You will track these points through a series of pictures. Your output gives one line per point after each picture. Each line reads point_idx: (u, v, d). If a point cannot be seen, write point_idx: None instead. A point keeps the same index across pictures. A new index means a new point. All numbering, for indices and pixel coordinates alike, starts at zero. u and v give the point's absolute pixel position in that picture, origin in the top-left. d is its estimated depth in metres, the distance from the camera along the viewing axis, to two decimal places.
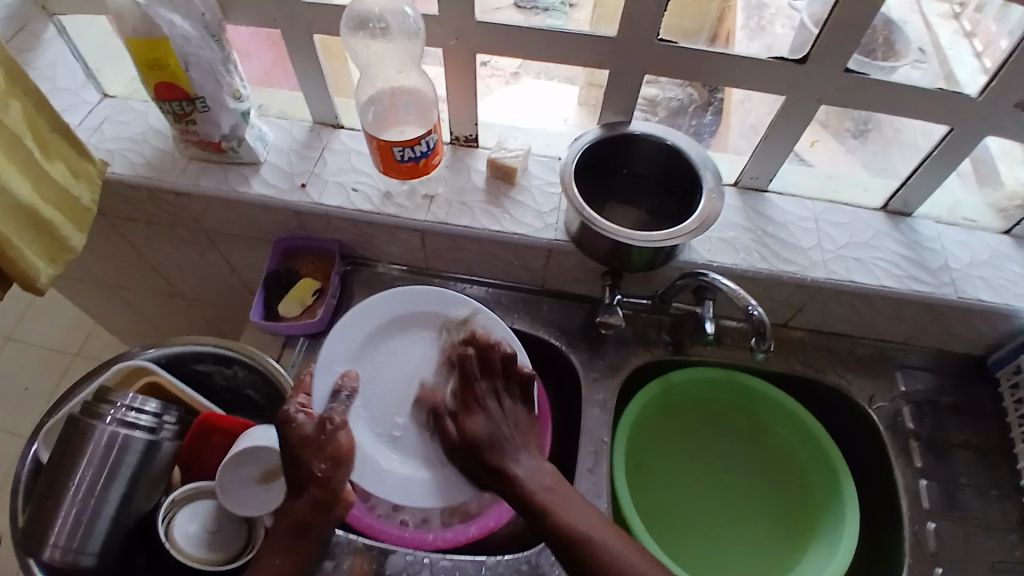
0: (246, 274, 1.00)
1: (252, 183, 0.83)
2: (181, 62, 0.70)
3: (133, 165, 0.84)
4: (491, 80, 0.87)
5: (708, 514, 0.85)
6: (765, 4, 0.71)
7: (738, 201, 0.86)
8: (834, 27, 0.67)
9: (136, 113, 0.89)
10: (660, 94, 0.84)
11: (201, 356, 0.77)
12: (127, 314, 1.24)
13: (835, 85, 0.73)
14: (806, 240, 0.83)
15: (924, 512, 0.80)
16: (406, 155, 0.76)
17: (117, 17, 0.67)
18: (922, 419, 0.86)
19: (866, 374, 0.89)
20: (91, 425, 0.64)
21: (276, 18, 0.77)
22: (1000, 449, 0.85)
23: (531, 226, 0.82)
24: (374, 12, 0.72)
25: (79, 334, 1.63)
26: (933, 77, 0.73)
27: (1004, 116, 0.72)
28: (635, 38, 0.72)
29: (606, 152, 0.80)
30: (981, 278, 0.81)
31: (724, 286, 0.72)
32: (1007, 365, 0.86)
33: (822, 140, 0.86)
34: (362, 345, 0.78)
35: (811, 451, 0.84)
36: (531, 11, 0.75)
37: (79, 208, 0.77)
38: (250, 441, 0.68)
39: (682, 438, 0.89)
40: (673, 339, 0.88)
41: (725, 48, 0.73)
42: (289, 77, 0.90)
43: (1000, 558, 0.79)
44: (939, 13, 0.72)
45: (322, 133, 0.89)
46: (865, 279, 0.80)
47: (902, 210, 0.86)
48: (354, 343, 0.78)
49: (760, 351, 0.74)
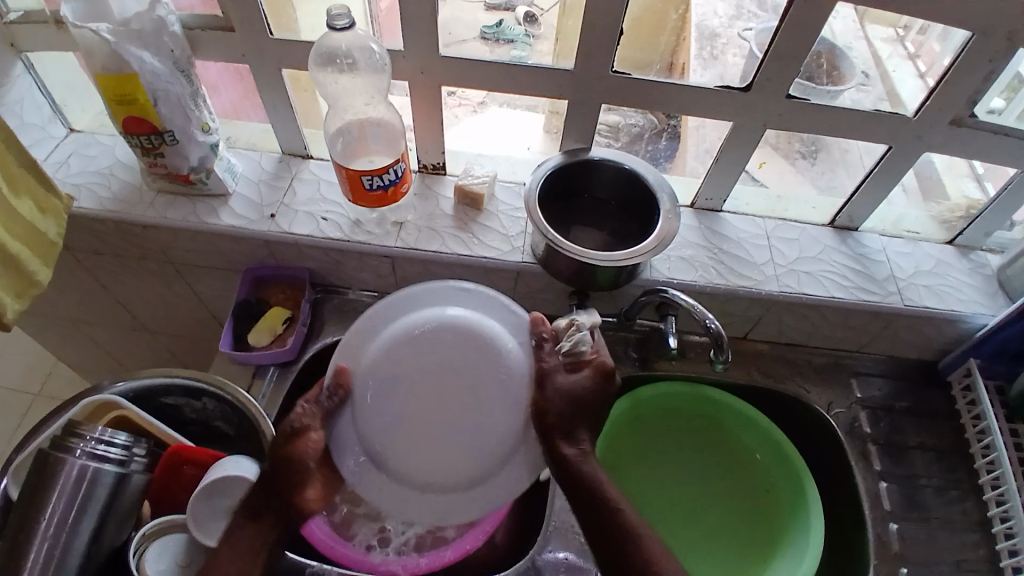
0: (215, 305, 1.00)
1: (220, 215, 0.84)
2: (150, 97, 0.72)
3: (100, 198, 0.84)
4: (458, 110, 0.90)
5: (678, 522, 0.87)
6: (717, 34, 0.77)
7: (695, 221, 0.90)
8: (779, 55, 0.71)
9: (103, 147, 0.90)
10: (622, 120, 0.89)
11: (171, 389, 0.76)
12: (90, 350, 1.21)
13: (779, 111, 0.78)
14: (759, 256, 0.87)
15: (886, 515, 0.83)
16: (375, 184, 0.78)
17: (87, 54, 0.68)
18: (878, 423, 0.90)
19: (823, 382, 0.92)
20: (61, 458, 0.63)
21: (245, 54, 0.79)
22: (956, 449, 0.88)
23: (498, 249, 0.84)
24: (342, 47, 0.75)
25: (40, 373, 1.58)
26: (877, 98, 0.78)
27: (937, 134, 0.78)
28: (592, 69, 0.76)
29: (569, 178, 0.84)
30: (925, 286, 0.86)
31: (683, 302, 0.75)
32: (957, 369, 0.90)
33: (771, 161, 0.92)
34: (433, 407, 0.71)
35: (777, 458, 0.86)
36: (495, 43, 0.79)
37: (46, 242, 0.77)
38: (221, 471, 0.68)
39: (650, 450, 0.91)
40: (639, 355, 0.91)
41: (680, 79, 0.78)
42: (257, 109, 0.92)
43: (963, 555, 0.81)
44: (882, 37, 0.78)
45: (291, 163, 0.91)
46: (816, 290, 0.84)
47: (847, 225, 0.91)
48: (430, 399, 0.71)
49: (719, 363, 0.76)
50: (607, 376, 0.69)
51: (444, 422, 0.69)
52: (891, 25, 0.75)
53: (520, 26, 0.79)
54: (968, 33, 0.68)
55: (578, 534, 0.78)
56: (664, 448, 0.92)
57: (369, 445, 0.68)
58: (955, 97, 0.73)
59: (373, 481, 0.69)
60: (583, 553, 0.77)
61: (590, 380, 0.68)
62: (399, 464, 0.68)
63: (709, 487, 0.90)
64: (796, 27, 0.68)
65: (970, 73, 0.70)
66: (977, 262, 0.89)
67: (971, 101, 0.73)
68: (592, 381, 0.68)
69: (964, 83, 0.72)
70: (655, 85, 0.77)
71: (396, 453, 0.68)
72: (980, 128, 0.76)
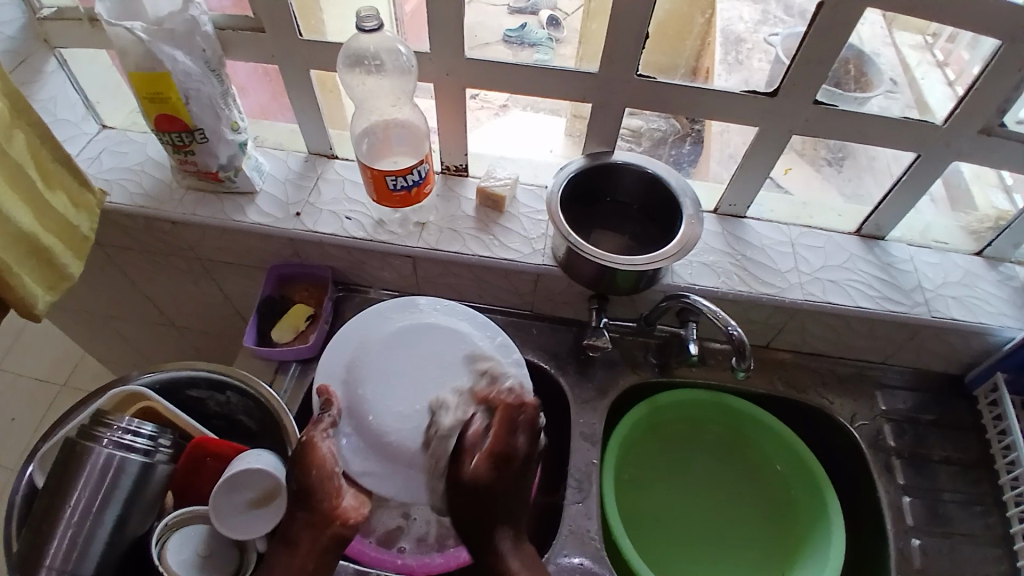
0: (238, 301, 1.01)
1: (247, 212, 0.86)
2: (182, 96, 0.73)
3: (131, 195, 0.86)
4: (481, 113, 0.91)
5: (692, 531, 0.86)
6: (743, 39, 0.76)
7: (717, 226, 0.90)
8: (806, 60, 0.71)
9: (134, 144, 0.92)
10: (643, 125, 0.88)
11: (196, 381, 0.78)
12: (117, 343, 1.24)
13: (804, 117, 0.77)
14: (782, 263, 0.86)
15: (908, 529, 0.82)
16: (399, 184, 0.78)
17: (122, 52, 0.70)
18: (902, 436, 0.88)
19: (846, 393, 0.91)
20: (88, 447, 0.64)
21: (273, 54, 0.80)
22: (983, 465, 0.87)
23: (519, 251, 0.84)
24: (369, 50, 0.76)
25: (67, 365, 1.62)
26: (905, 106, 0.77)
27: (968, 142, 0.76)
28: (617, 73, 0.76)
29: (591, 182, 0.84)
30: (954, 297, 0.84)
31: (705, 308, 0.75)
32: (984, 383, 0.88)
33: (796, 167, 0.90)
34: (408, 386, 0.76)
35: (792, 463, 0.85)
36: (519, 46, 0.79)
37: (78, 236, 0.79)
38: (244, 464, 0.68)
39: (665, 457, 0.91)
40: (659, 361, 0.90)
41: (705, 83, 0.77)
42: (284, 110, 0.94)
43: (987, 573, 0.80)
44: (911, 45, 0.76)
45: (317, 163, 0.92)
46: (841, 299, 0.83)
47: (875, 234, 0.89)
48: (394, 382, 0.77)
49: (741, 371, 0.75)
50: (510, 465, 0.65)
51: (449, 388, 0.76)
52: (920, 32, 0.74)
53: (543, 29, 0.79)
54: (996, 42, 0.67)
55: (594, 539, 0.77)
56: (680, 457, 0.91)
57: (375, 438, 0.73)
58: (984, 106, 0.72)
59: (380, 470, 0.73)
60: (599, 558, 0.76)
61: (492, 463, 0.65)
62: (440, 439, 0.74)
63: (726, 497, 0.89)
64: (823, 33, 0.68)
65: (1002, 79, 0.69)
66: (1006, 274, 0.87)
67: (1001, 109, 0.72)
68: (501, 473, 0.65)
69: (995, 91, 0.70)
70: (680, 89, 0.77)
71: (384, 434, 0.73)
72: (1012, 137, 0.75)
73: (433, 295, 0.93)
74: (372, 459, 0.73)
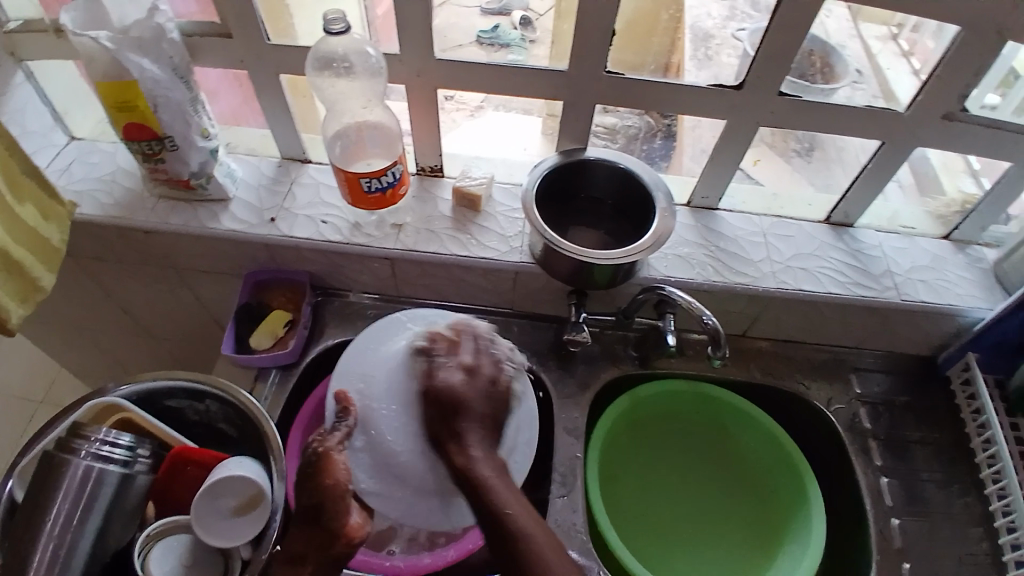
0: (216, 309, 1.01)
1: (220, 219, 0.85)
2: (150, 104, 0.73)
3: (102, 206, 0.85)
4: (457, 114, 0.91)
5: (677, 522, 0.87)
6: (711, 35, 0.77)
7: (691, 219, 0.91)
8: (771, 53, 0.72)
9: (104, 154, 0.91)
10: (618, 122, 0.89)
11: (173, 392, 0.77)
12: (94, 356, 1.22)
13: (771, 109, 0.79)
14: (755, 253, 0.87)
15: (887, 509, 0.84)
16: (373, 186, 0.78)
17: (88, 61, 0.70)
18: (878, 418, 0.90)
19: (823, 379, 0.93)
20: (66, 459, 0.64)
21: (243, 59, 0.79)
22: (957, 445, 0.89)
23: (496, 249, 0.85)
24: (338, 52, 0.75)
25: (44, 380, 1.59)
26: (871, 96, 0.79)
27: (930, 128, 0.78)
28: (587, 71, 0.77)
29: (564, 179, 0.84)
30: (922, 281, 0.86)
31: (681, 299, 0.76)
32: (956, 363, 0.91)
33: (766, 159, 0.92)
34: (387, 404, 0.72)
35: (767, 444, 0.87)
36: (492, 47, 0.80)
37: (50, 247, 0.77)
38: (225, 471, 0.68)
39: (649, 450, 0.92)
40: (638, 354, 0.91)
41: (676, 79, 0.78)
42: (257, 115, 0.93)
43: (965, 549, 0.82)
44: (877, 36, 0.76)
45: (291, 168, 0.92)
46: (813, 286, 0.84)
47: (844, 222, 0.91)
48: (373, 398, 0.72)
49: (716, 359, 0.77)
50: (473, 376, 0.65)
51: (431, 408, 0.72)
52: (884, 23, 0.75)
53: (517, 30, 0.79)
54: (957, 28, 0.69)
55: (581, 532, 0.78)
56: (661, 447, 0.92)
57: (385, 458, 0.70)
58: (945, 93, 0.74)
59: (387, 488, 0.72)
60: (586, 551, 0.77)
61: (459, 376, 0.65)
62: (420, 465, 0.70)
63: (708, 483, 0.90)
64: (786, 25, 0.69)
65: (961, 67, 0.71)
66: (974, 257, 0.90)
67: (961, 96, 0.74)
68: (472, 380, 0.65)
69: (955, 78, 0.72)
70: (649, 85, 0.78)
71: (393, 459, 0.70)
72: (973, 122, 0.77)
73: (412, 296, 0.93)
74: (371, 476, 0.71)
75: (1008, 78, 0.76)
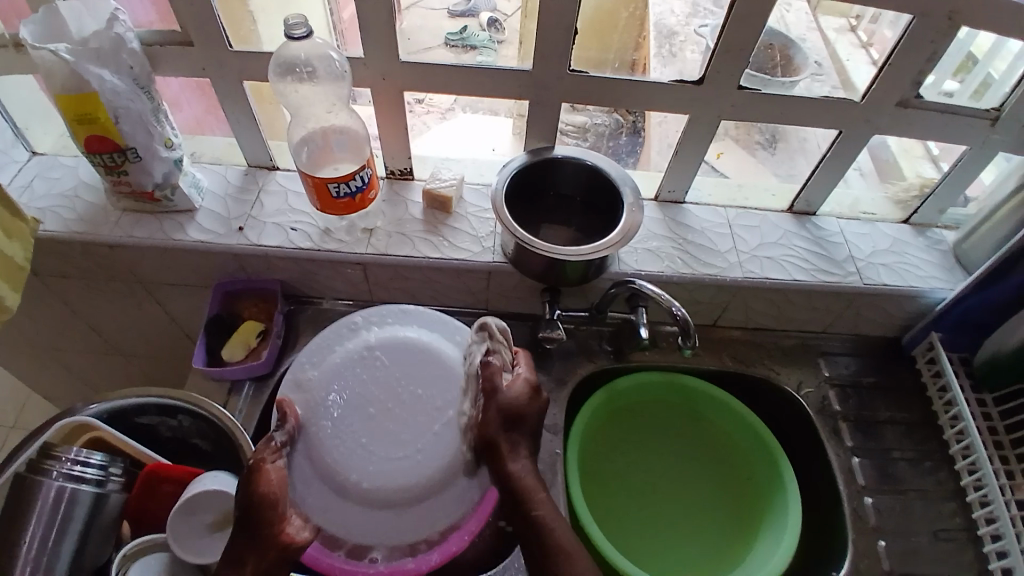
0: (187, 322, 0.99)
1: (187, 230, 0.84)
2: (111, 115, 0.71)
3: (65, 221, 0.83)
4: (428, 118, 0.92)
5: (657, 516, 0.88)
6: (675, 32, 0.79)
7: (658, 213, 0.92)
8: (728, 48, 0.74)
9: (66, 169, 0.89)
10: (589, 121, 0.92)
11: (144, 408, 0.76)
12: (64, 376, 1.20)
13: (732, 102, 0.80)
14: (722, 245, 0.89)
15: (860, 488, 0.86)
16: (342, 192, 0.78)
17: (46, 74, 0.68)
18: (847, 400, 0.93)
19: (792, 364, 0.95)
20: (38, 481, 0.63)
21: (204, 68, 0.79)
22: (925, 422, 0.92)
23: (469, 250, 0.85)
24: (301, 57, 0.75)
25: (14, 403, 1.55)
26: (831, 87, 0.81)
27: (887, 116, 0.81)
28: (550, 70, 0.78)
29: (533, 177, 0.85)
30: (884, 265, 0.89)
31: (651, 292, 0.77)
32: (920, 344, 0.93)
33: (728, 151, 0.96)
34: (356, 421, 0.73)
35: (746, 432, 0.88)
36: (461, 49, 0.80)
37: (13, 267, 0.76)
38: (200, 487, 0.67)
39: (629, 444, 0.93)
40: (613, 347, 0.92)
41: (642, 75, 0.79)
42: (220, 122, 0.94)
43: (939, 524, 0.84)
44: (837, 29, 0.83)
45: (258, 176, 0.91)
46: (779, 275, 0.86)
47: (806, 210, 0.93)
48: (340, 416, 0.74)
49: (688, 348, 0.78)
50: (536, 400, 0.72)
51: (394, 421, 0.73)
52: (842, 14, 0.81)
53: (484, 31, 0.82)
54: (910, 17, 0.71)
55: None
56: (640, 440, 0.93)
57: (337, 480, 0.71)
58: (899, 80, 0.76)
59: (332, 504, 0.71)
60: None
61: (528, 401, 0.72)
62: (378, 486, 0.71)
63: (689, 473, 0.91)
64: (743, 20, 0.71)
65: (914, 55, 0.73)
66: (934, 239, 0.93)
67: (915, 83, 0.77)
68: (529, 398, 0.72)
69: (909, 65, 0.74)
70: (613, 82, 0.79)
71: (342, 467, 0.71)
72: (927, 109, 0.79)
73: (386, 300, 0.93)
74: (329, 497, 0.71)
75: (965, 64, 0.80)
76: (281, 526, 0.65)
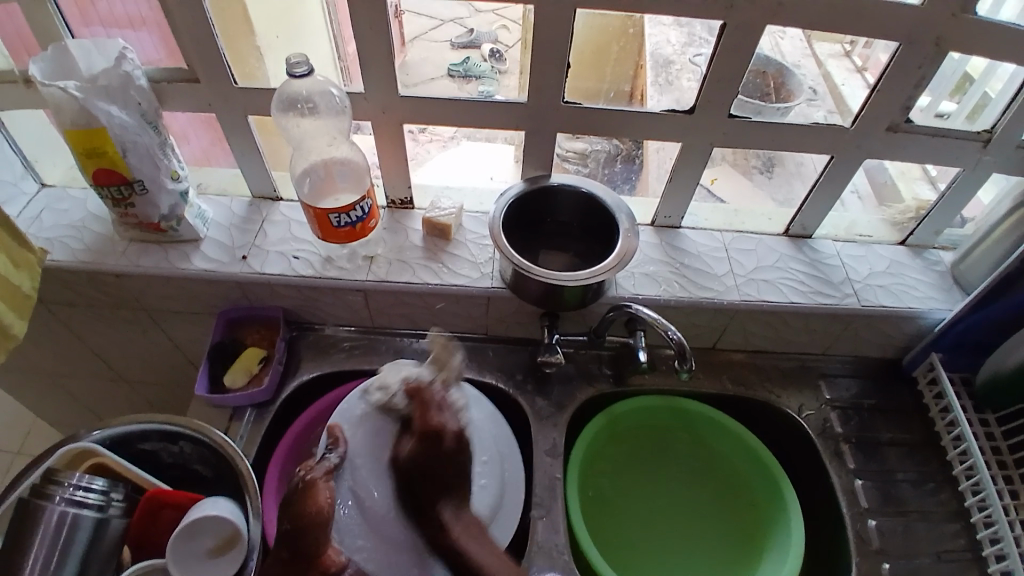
0: (191, 349, 1.01)
1: (192, 259, 0.86)
2: (119, 149, 0.73)
3: (72, 251, 0.85)
4: (430, 146, 0.93)
5: (659, 541, 0.87)
6: (671, 61, 0.79)
7: (655, 237, 0.94)
8: (718, 77, 0.76)
9: (74, 201, 0.91)
10: (588, 147, 0.92)
11: (147, 434, 0.76)
12: (68, 403, 1.21)
13: (724, 129, 0.82)
14: (719, 268, 0.90)
15: (863, 511, 0.85)
16: (342, 221, 0.80)
17: (56, 110, 0.70)
18: (849, 422, 0.92)
19: (791, 386, 0.95)
20: (40, 505, 0.64)
21: (211, 103, 0.81)
22: (927, 443, 0.91)
23: (468, 276, 0.86)
24: (302, 93, 0.78)
25: (18, 432, 1.56)
26: (827, 112, 0.82)
27: (876, 140, 0.82)
28: (546, 101, 0.80)
29: (531, 205, 0.87)
30: (881, 286, 0.89)
31: (647, 316, 0.78)
32: (921, 364, 0.93)
33: (722, 177, 0.97)
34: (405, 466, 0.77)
35: (741, 450, 0.89)
36: (463, 79, 0.83)
37: (20, 296, 0.77)
38: (200, 511, 0.68)
39: (626, 467, 0.92)
40: (613, 371, 0.93)
41: (640, 106, 0.82)
42: (227, 155, 0.96)
43: (944, 547, 0.83)
44: (831, 53, 0.80)
45: (262, 206, 0.93)
46: (775, 297, 0.87)
47: (802, 233, 0.95)
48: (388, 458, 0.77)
49: (684, 371, 0.78)
50: (429, 438, 0.73)
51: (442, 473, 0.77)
52: (837, 41, 0.78)
53: (486, 62, 0.84)
54: (896, 44, 0.72)
55: (562, 553, 0.78)
56: (636, 464, 0.93)
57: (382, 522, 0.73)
58: (888, 105, 0.78)
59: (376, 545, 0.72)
60: (569, 570, 0.77)
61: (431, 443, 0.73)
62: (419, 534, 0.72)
63: (687, 494, 0.91)
64: (731, 50, 0.73)
65: (901, 80, 0.75)
66: (931, 260, 0.94)
67: (904, 108, 0.78)
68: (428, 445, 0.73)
69: (897, 90, 0.76)
70: (606, 112, 0.81)
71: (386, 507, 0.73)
72: (916, 132, 0.81)
73: (387, 326, 0.94)
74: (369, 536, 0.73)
75: (961, 84, 0.81)
76: (324, 548, 0.64)
